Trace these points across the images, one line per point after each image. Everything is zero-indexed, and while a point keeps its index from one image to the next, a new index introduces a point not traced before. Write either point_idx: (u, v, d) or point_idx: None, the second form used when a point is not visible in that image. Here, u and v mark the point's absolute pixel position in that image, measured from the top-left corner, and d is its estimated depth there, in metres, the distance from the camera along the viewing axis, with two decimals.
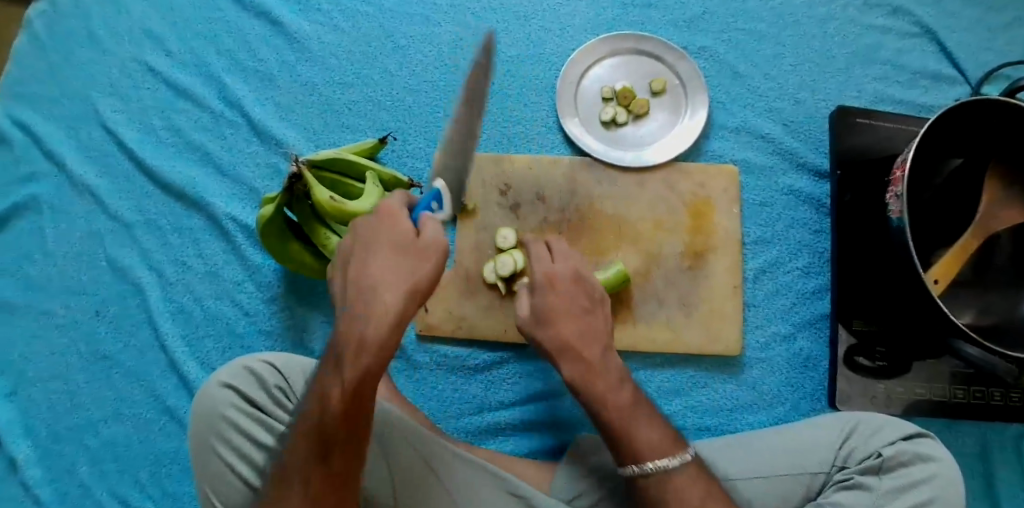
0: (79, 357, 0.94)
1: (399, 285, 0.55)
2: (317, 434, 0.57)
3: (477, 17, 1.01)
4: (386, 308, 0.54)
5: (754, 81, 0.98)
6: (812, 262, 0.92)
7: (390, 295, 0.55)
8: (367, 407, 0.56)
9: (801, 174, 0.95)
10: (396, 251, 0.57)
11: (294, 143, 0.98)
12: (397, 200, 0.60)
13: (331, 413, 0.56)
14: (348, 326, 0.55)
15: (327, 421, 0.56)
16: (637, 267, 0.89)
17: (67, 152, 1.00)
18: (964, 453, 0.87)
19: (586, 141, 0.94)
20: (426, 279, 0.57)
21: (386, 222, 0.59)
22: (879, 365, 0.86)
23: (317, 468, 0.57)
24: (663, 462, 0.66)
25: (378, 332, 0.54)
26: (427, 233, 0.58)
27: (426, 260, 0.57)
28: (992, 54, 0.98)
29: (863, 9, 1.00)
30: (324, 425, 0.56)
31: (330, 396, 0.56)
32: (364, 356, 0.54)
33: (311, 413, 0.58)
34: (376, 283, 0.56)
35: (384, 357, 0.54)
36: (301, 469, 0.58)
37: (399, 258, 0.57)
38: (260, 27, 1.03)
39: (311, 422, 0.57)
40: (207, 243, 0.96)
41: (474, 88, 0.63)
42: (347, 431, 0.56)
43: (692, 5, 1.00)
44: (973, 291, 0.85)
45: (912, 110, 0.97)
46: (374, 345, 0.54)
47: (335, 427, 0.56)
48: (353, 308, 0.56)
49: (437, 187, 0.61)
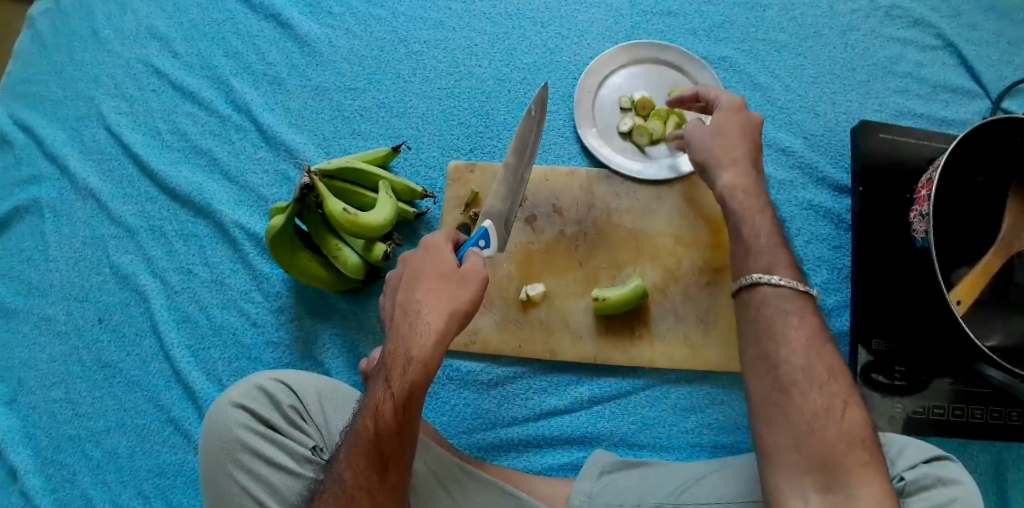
0: (80, 366, 0.92)
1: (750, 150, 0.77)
2: (372, 449, 0.61)
3: (493, 23, 1.00)
4: (430, 327, 0.62)
5: (773, 92, 0.96)
6: (831, 278, 0.90)
7: (432, 316, 0.62)
8: (413, 419, 0.61)
9: (821, 188, 0.93)
10: (440, 278, 0.64)
11: (305, 149, 0.96)
12: (444, 235, 0.67)
13: (385, 428, 0.61)
14: (395, 346, 0.62)
15: (382, 434, 0.61)
16: (655, 282, 0.87)
17: (70, 155, 0.98)
18: (980, 471, 0.85)
19: (604, 153, 0.93)
20: (469, 304, 0.64)
21: (432, 254, 0.66)
22: (897, 384, 0.84)
23: (374, 482, 0.61)
24: (788, 282, 0.65)
25: (424, 349, 0.61)
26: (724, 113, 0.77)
27: (466, 285, 0.64)
28: (1013, 68, 0.96)
29: (884, 20, 0.99)
30: (378, 440, 0.61)
31: (381, 409, 0.61)
32: (411, 368, 0.61)
33: (362, 431, 0.62)
34: (420, 306, 0.63)
35: (429, 372, 0.61)
36: (353, 487, 0.61)
37: (734, 132, 0.75)
38: (270, 29, 1.01)
39: (363, 441, 0.61)
40: (214, 250, 0.94)
41: (525, 135, 0.71)
42: (399, 440, 0.61)
43: (712, 14, 0.99)
44: (996, 311, 0.83)
45: (932, 125, 0.95)
46: (421, 359, 0.61)
47: (389, 440, 0.61)
48: (398, 330, 0.63)
49: (484, 226, 0.67)
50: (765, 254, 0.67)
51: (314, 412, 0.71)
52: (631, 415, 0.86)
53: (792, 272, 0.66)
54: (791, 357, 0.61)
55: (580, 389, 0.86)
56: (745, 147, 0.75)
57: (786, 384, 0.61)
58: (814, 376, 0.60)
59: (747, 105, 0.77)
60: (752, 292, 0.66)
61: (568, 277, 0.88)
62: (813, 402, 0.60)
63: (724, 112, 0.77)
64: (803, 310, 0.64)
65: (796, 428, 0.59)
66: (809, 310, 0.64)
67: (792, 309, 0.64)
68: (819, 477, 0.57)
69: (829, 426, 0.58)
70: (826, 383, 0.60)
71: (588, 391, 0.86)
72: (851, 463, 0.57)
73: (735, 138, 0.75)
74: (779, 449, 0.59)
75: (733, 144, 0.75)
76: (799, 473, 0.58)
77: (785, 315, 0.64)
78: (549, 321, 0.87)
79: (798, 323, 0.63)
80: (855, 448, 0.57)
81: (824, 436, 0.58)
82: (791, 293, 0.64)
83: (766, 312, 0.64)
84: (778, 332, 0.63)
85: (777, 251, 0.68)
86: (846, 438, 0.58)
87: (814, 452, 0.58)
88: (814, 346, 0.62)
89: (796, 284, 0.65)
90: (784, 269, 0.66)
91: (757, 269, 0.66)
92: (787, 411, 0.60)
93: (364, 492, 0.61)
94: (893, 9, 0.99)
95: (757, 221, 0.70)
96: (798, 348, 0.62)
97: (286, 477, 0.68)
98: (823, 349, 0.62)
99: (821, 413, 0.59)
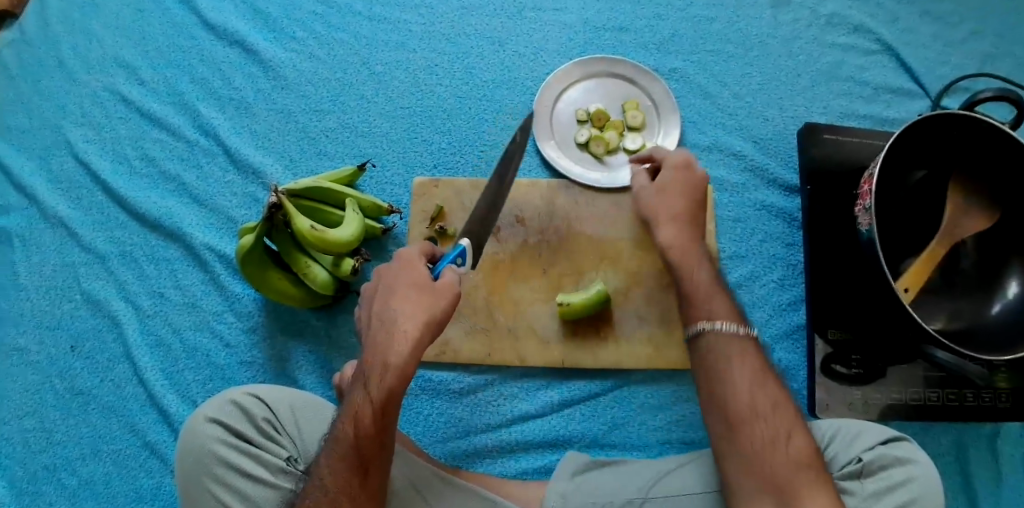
0: (53, 394, 0.92)
1: (693, 198, 0.83)
2: (352, 455, 0.63)
3: (452, 43, 1.03)
4: (406, 334, 0.64)
5: (723, 99, 1.01)
6: (787, 274, 0.94)
7: (409, 324, 0.64)
8: (391, 422, 0.64)
9: (773, 189, 0.97)
10: (415, 289, 0.66)
11: (272, 170, 0.98)
12: (417, 249, 0.69)
13: (365, 432, 0.63)
14: (373, 352, 0.64)
15: (362, 440, 0.62)
16: (617, 286, 0.90)
17: (38, 185, 0.99)
18: (942, 454, 0.88)
19: (563, 163, 0.96)
20: (444, 313, 0.66)
21: (406, 267, 0.68)
22: (854, 372, 0.87)
23: (355, 486, 0.62)
24: (729, 325, 0.71)
25: (401, 357, 0.63)
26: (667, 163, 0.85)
27: (439, 296, 0.66)
28: (950, 68, 1.01)
29: (825, 28, 1.04)
30: (358, 445, 0.63)
31: (361, 415, 0.63)
32: (389, 376, 0.63)
33: (342, 436, 0.63)
34: (397, 316, 0.65)
35: (406, 379, 0.64)
36: (335, 492, 0.62)
37: (676, 187, 0.83)
38: (235, 55, 1.04)
39: (343, 447, 0.63)
40: (185, 273, 0.95)
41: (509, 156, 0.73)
42: (378, 446, 0.63)
43: (662, 28, 1.04)
44: (940, 297, 0.88)
45: (876, 124, 0.99)
46: (399, 366, 0.63)
47: (369, 446, 0.63)
48: (376, 339, 0.65)
49: (461, 244, 0.68)
50: (707, 305, 0.73)
51: (287, 425, 0.72)
52: (600, 417, 0.88)
53: (732, 318, 0.72)
54: (739, 395, 0.67)
55: (550, 393, 0.89)
56: (684, 203, 0.82)
57: (736, 421, 0.66)
58: (760, 410, 0.66)
59: (689, 164, 0.83)
60: (700, 341, 0.72)
61: (534, 284, 0.91)
62: (761, 434, 0.65)
63: (670, 172, 0.83)
64: (744, 353, 0.70)
65: (749, 458, 0.64)
66: (753, 351, 0.70)
67: (732, 355, 0.69)
68: (773, 499, 0.62)
69: (779, 451, 0.63)
70: (771, 416, 0.66)
71: (558, 395, 0.88)
72: (800, 484, 0.62)
73: (671, 193, 0.82)
74: (739, 476, 0.64)
75: (674, 201, 0.82)
76: (757, 498, 0.63)
77: (723, 363, 0.69)
78: (517, 329, 0.90)
79: (735, 367, 0.69)
80: (804, 470, 0.62)
81: (772, 463, 0.63)
82: (734, 336, 0.70)
83: (712, 357, 0.70)
84: (724, 376, 0.68)
85: (716, 297, 0.74)
86: (793, 462, 0.63)
87: (767, 477, 0.63)
88: (756, 379, 0.68)
89: (738, 328, 0.71)
90: (725, 314, 0.72)
91: (700, 317, 0.73)
92: (742, 440, 0.65)
93: (342, 496, 0.62)
94: (832, 17, 1.04)
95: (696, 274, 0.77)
96: (741, 388, 0.67)
97: (262, 488, 0.69)
98: (765, 383, 0.68)
99: (768, 444, 0.64)
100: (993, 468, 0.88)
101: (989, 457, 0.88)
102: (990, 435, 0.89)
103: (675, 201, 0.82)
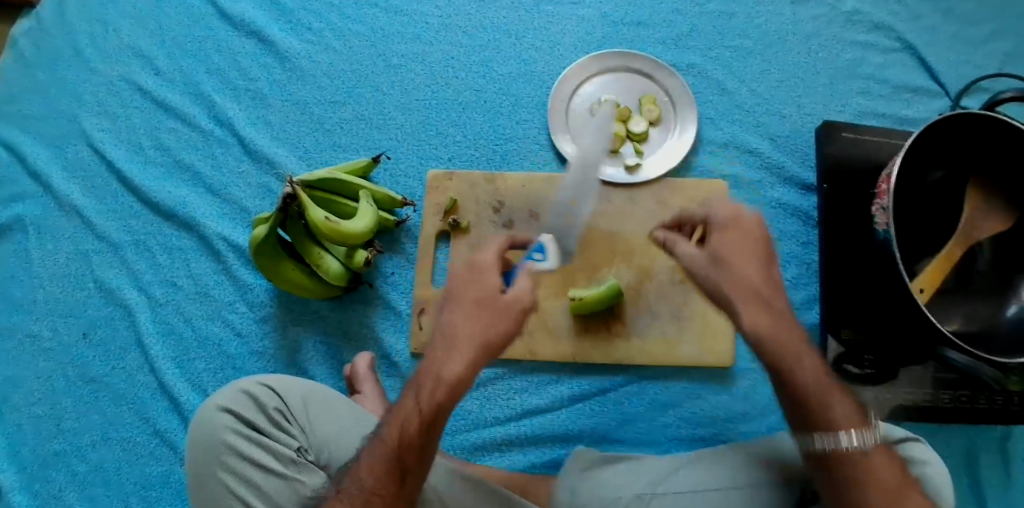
0: (66, 381, 0.93)
1: (765, 261, 0.60)
2: (394, 460, 0.60)
3: (469, 36, 1.03)
4: (465, 350, 0.60)
5: (740, 96, 1.00)
6: (801, 273, 0.93)
7: (468, 340, 0.60)
8: (435, 435, 0.61)
9: (787, 187, 0.96)
10: (479, 305, 0.62)
11: (286, 161, 0.98)
12: (493, 252, 0.64)
13: (409, 440, 0.60)
14: (431, 361, 0.61)
15: (405, 448, 0.60)
16: (630, 282, 0.90)
17: (53, 172, 0.99)
18: (952, 455, 0.89)
19: (577, 158, 0.95)
20: (502, 337, 0.61)
21: (473, 276, 0.64)
22: (867, 372, 0.86)
23: (392, 492, 0.60)
24: (851, 438, 0.58)
25: (454, 371, 0.60)
26: (725, 221, 0.61)
27: (502, 317, 0.62)
28: (972, 67, 1.00)
29: (845, 25, 1.03)
30: (400, 452, 0.60)
31: (407, 424, 0.60)
32: (440, 389, 0.59)
33: (386, 440, 0.61)
34: (456, 329, 0.61)
35: (457, 396, 0.60)
36: (371, 492, 0.61)
37: (744, 249, 0.60)
38: (251, 46, 1.04)
39: (385, 450, 0.61)
40: (198, 262, 0.95)
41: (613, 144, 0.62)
42: (420, 456, 0.60)
43: (680, 23, 1.03)
44: (956, 298, 0.87)
45: (894, 123, 0.99)
46: (451, 380, 0.59)
47: (411, 455, 0.60)
48: (435, 348, 0.62)
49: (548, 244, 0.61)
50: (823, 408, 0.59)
51: (298, 415, 0.72)
52: (610, 412, 0.88)
53: (859, 423, 0.59)
54: None
55: (559, 388, 0.89)
56: (756, 272, 0.59)
57: None
58: None
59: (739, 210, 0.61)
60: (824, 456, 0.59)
61: (545, 279, 0.90)
62: None
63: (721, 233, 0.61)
64: (880, 468, 0.58)
65: None
66: (884, 464, 0.58)
67: (864, 476, 0.58)
68: None
69: None
70: None
71: (568, 390, 0.88)
72: None
73: (741, 255, 0.59)
74: None
75: (745, 275, 0.59)
76: None
77: (853, 481, 0.58)
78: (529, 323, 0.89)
79: (872, 486, 0.57)
80: None
81: None
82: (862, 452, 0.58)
83: (841, 477, 0.58)
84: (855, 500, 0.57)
85: (832, 394, 0.60)
86: None
87: None
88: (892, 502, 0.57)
89: (867, 441, 0.58)
90: (848, 418, 0.59)
91: (816, 429, 0.59)
92: None
93: (377, 495, 0.60)
94: (854, 14, 1.03)
95: (804, 368, 0.59)
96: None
97: (272, 478, 0.68)
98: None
99: None
100: (1004, 471, 0.88)
101: (1000, 459, 0.88)
102: (1001, 438, 0.89)
103: (751, 267, 0.59)
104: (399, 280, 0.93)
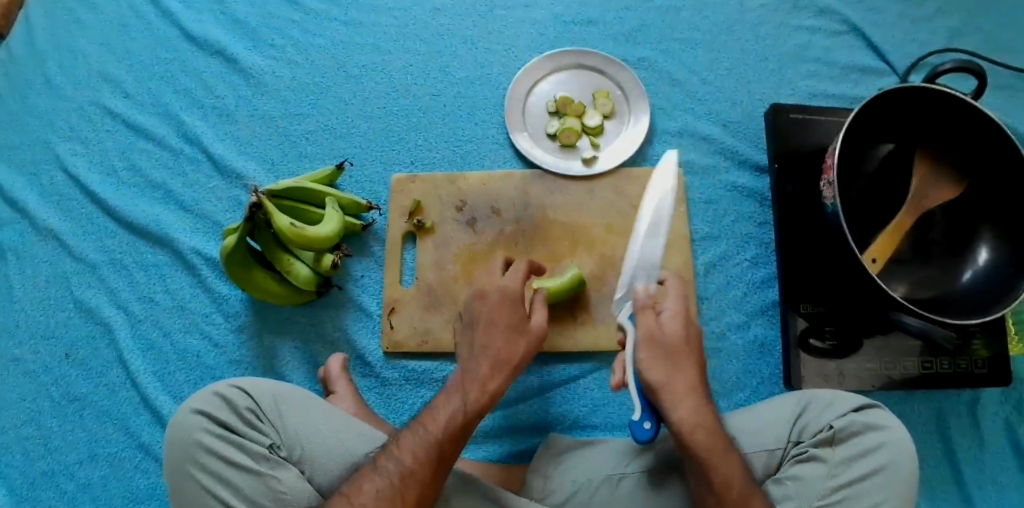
0: (50, 401, 0.95)
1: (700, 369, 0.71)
2: (436, 447, 0.69)
3: (426, 43, 1.06)
4: (503, 358, 0.74)
5: (692, 86, 1.03)
6: (760, 253, 0.96)
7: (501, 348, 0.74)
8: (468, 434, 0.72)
9: (743, 170, 0.99)
10: (512, 329, 0.75)
11: (255, 175, 1.01)
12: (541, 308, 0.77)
13: (450, 432, 0.70)
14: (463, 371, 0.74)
15: (445, 437, 0.70)
16: (593, 271, 0.92)
17: (29, 198, 1.02)
18: (923, 423, 0.90)
19: (536, 154, 0.98)
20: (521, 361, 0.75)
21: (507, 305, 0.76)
22: (828, 345, 0.89)
23: (426, 475, 0.68)
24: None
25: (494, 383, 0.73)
26: (667, 333, 0.69)
27: (525, 344, 0.75)
28: (917, 45, 1.04)
29: (791, 11, 1.06)
30: (441, 442, 0.69)
31: (452, 416, 0.71)
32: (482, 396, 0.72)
33: (427, 429, 0.70)
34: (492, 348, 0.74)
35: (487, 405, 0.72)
36: (407, 471, 0.68)
37: (684, 355, 0.69)
38: (216, 65, 1.07)
39: (425, 438, 0.70)
40: (173, 277, 0.98)
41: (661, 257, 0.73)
42: (453, 446, 0.70)
43: (630, 19, 1.06)
44: (909, 266, 0.90)
45: (844, 103, 1.02)
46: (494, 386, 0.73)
47: (448, 444, 0.70)
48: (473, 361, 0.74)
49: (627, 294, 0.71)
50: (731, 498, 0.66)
51: (271, 414, 0.74)
52: (580, 398, 0.90)
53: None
54: None
55: (529, 378, 0.91)
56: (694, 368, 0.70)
57: None
58: None
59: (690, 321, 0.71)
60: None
61: None
62: None
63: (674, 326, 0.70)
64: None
65: None
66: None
67: None
68: None
69: None
70: None
71: (538, 379, 0.91)
72: None
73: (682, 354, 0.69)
74: None
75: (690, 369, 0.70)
76: None
77: None
78: None
79: None
80: None
81: None
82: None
83: None
84: None
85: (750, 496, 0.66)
86: None
87: None
88: None
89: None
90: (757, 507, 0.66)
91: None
92: None
93: (415, 477, 0.67)
94: (799, 0, 1.06)
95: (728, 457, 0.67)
96: None
97: (246, 475, 0.71)
98: None
99: None
100: (974, 435, 0.89)
101: (969, 424, 0.90)
102: (971, 403, 0.91)
103: (686, 370, 0.69)
104: (370, 282, 0.95)
